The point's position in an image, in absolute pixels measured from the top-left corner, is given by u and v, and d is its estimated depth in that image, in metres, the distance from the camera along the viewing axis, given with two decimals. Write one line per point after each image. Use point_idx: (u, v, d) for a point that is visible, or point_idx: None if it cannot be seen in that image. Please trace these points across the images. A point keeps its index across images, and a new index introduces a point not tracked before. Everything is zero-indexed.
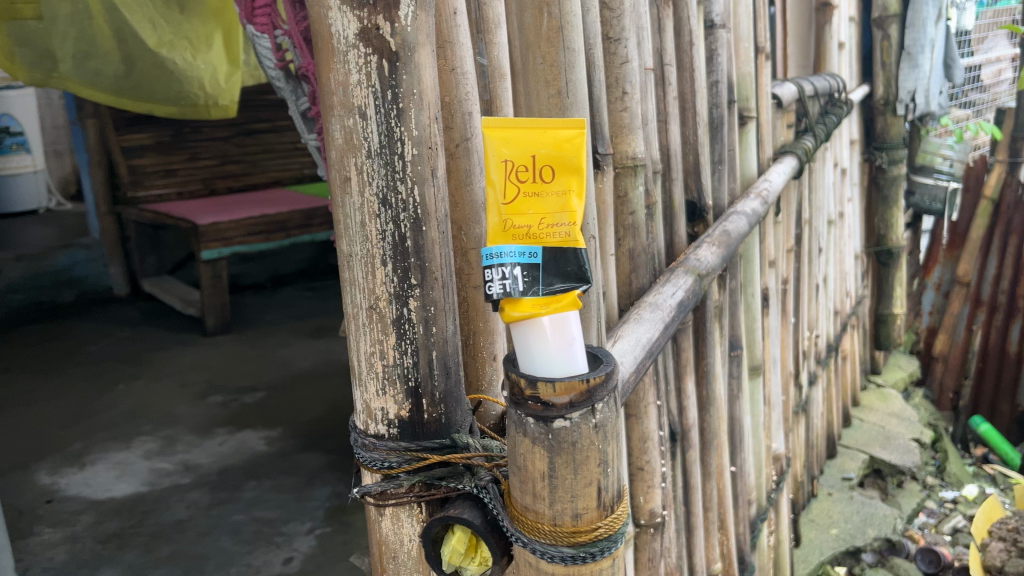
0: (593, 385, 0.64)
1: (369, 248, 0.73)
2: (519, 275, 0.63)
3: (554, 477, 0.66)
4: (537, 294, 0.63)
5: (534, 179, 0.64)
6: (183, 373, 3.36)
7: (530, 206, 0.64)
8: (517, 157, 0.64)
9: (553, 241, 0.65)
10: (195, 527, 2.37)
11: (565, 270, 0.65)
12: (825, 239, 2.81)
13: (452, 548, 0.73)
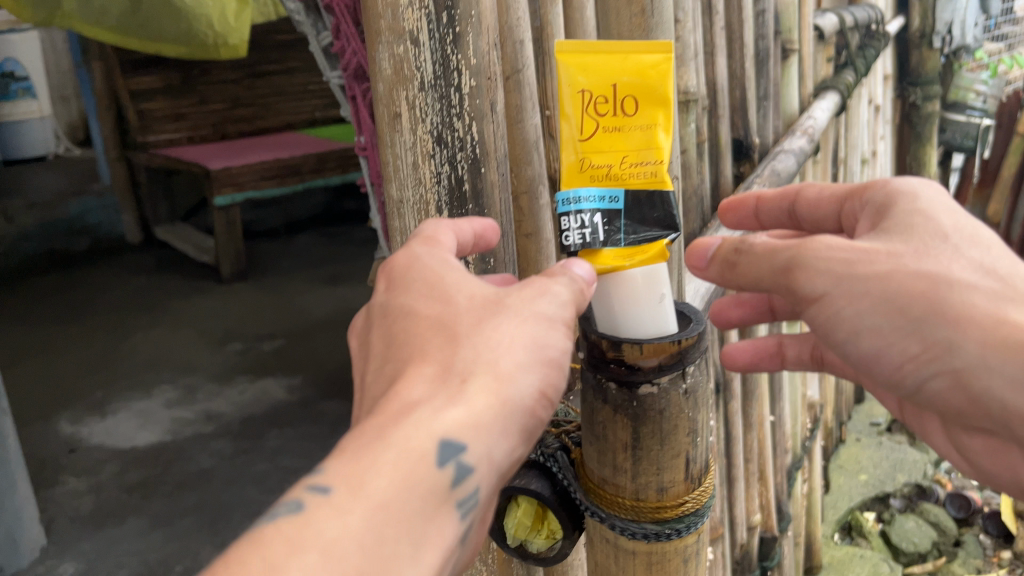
0: (685, 346, 0.57)
1: (422, 193, 0.66)
2: (598, 223, 0.58)
3: (638, 448, 0.60)
4: (618, 245, 0.59)
5: (614, 113, 0.58)
6: (200, 321, 3.31)
7: (609, 143, 0.58)
8: (596, 86, 0.57)
9: (636, 183, 0.59)
10: (219, 476, 2.34)
11: (644, 215, 0.59)
12: (858, 179, 2.70)
13: (517, 521, 0.68)
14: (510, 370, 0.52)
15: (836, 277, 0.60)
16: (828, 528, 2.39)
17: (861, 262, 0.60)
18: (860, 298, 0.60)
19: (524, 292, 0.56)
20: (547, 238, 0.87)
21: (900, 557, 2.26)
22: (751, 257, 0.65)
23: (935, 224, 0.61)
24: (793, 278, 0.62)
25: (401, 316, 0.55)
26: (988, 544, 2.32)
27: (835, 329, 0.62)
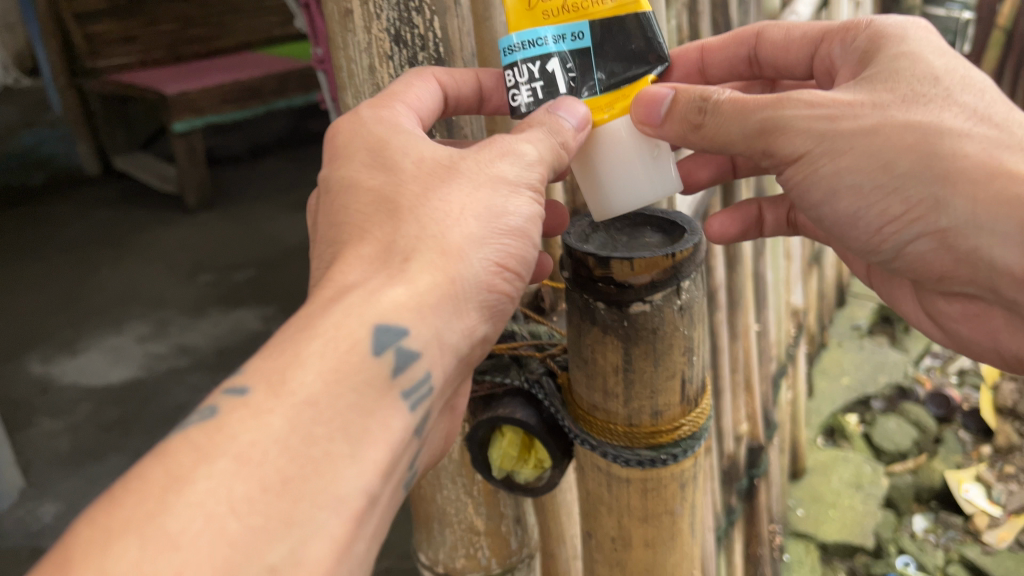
0: (679, 260, 0.56)
1: (380, 96, 0.63)
2: (570, 64, 0.61)
3: (630, 370, 0.60)
4: (595, 95, 0.63)
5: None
6: (168, 254, 3.22)
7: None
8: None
9: (601, 12, 0.61)
10: (199, 409, 2.30)
11: (617, 47, 0.62)
12: None
13: (502, 452, 0.67)
14: (461, 241, 0.54)
15: (818, 135, 0.62)
16: (811, 432, 2.38)
17: (837, 118, 0.61)
18: (833, 153, 0.62)
19: (479, 157, 0.57)
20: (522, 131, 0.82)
21: (882, 457, 2.26)
22: (719, 108, 0.64)
23: (904, 70, 0.63)
24: (771, 139, 0.63)
25: (343, 191, 0.57)
26: (969, 440, 2.32)
27: (813, 185, 0.64)
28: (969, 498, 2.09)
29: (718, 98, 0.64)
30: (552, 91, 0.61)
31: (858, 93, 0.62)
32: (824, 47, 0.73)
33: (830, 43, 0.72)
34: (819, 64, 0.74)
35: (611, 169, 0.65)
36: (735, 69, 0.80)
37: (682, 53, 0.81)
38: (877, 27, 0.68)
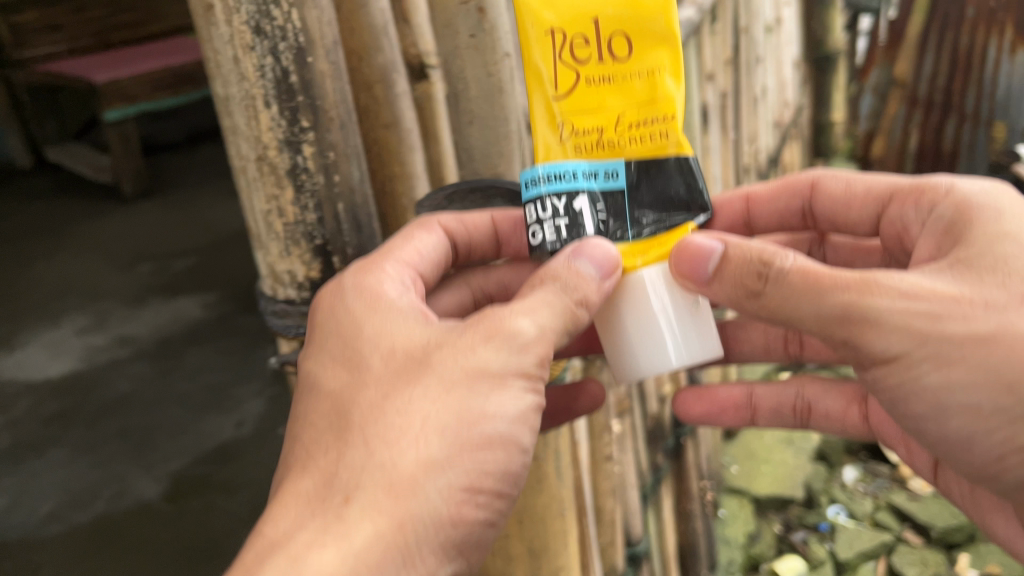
0: None
1: (247, 88, 0.62)
2: (603, 208, 0.59)
3: None
4: (630, 241, 0.60)
5: (602, 58, 0.57)
6: (106, 245, 3.20)
7: (601, 102, 0.58)
8: (570, 27, 0.56)
9: (641, 151, 0.59)
10: (140, 399, 2.31)
11: (653, 191, 0.60)
12: (763, 48, 2.58)
13: None
14: (421, 461, 0.52)
15: (918, 337, 0.53)
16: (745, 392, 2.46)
17: (934, 318, 0.53)
18: (926, 355, 0.54)
19: (456, 347, 0.56)
20: (411, 128, 0.83)
21: None
22: (781, 286, 0.56)
23: (1003, 238, 0.55)
24: (855, 329, 0.54)
25: (315, 389, 0.58)
26: None
27: (891, 373, 0.56)
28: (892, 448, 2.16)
29: (783, 272, 0.55)
30: (579, 232, 0.58)
31: (955, 276, 0.55)
32: (893, 208, 0.68)
33: (900, 204, 0.67)
34: (886, 226, 0.70)
35: (636, 324, 0.61)
36: (786, 221, 0.79)
37: (727, 201, 0.80)
38: (967, 192, 0.61)
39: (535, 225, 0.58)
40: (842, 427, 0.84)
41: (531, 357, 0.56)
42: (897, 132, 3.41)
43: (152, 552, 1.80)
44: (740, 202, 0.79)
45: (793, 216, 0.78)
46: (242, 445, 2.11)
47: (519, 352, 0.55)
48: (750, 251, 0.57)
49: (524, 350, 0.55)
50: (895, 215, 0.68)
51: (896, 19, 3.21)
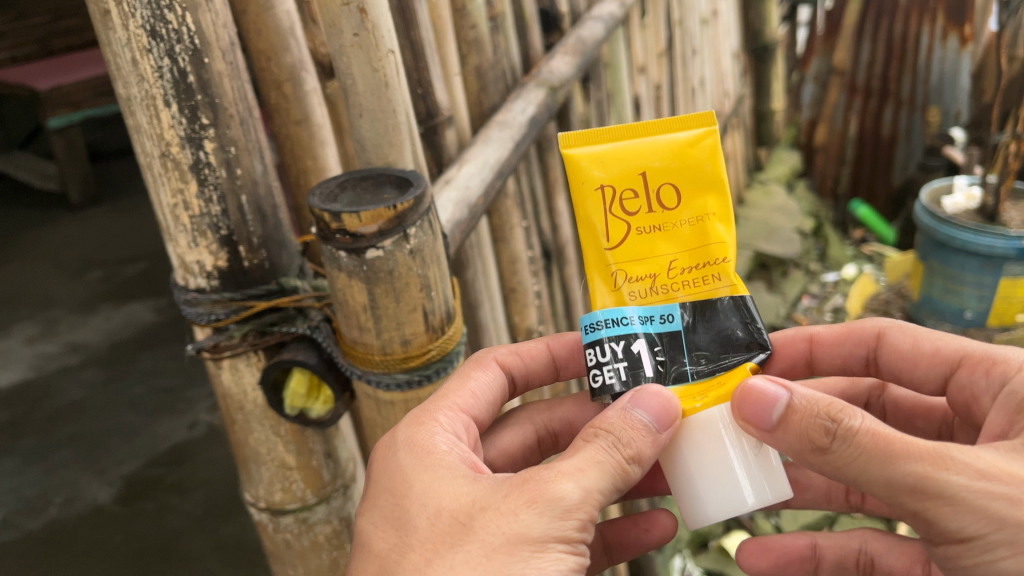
0: (402, 211, 0.66)
1: (146, 88, 0.66)
2: (652, 344, 0.67)
3: (376, 307, 0.70)
4: (686, 380, 0.66)
5: (648, 208, 0.67)
6: (55, 253, 3.18)
7: (652, 249, 0.67)
8: (619, 181, 0.66)
9: (692, 292, 0.68)
10: (92, 405, 2.31)
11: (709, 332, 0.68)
12: (699, 40, 2.63)
13: (293, 391, 0.78)
14: None
15: (996, 520, 0.56)
16: None
17: (1014, 499, 0.56)
18: (1004, 541, 0.56)
19: (500, 511, 0.57)
20: (320, 123, 0.89)
21: None
22: (850, 447, 0.59)
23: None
24: (930, 503, 0.57)
25: (369, 545, 0.61)
26: None
27: (963, 546, 0.58)
28: None
29: (853, 430, 0.59)
30: (638, 370, 0.66)
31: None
32: (962, 373, 0.70)
33: (969, 370, 0.70)
34: (955, 391, 0.71)
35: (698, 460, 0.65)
36: (850, 366, 0.80)
37: (791, 341, 0.80)
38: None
39: (597, 366, 0.66)
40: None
41: (572, 522, 0.57)
42: (838, 120, 3.48)
43: (106, 554, 1.82)
44: (804, 342, 0.80)
45: (855, 363, 0.79)
46: (196, 446, 2.13)
47: (563, 514, 0.57)
48: (821, 403, 0.61)
49: (569, 512, 0.57)
50: (962, 382, 0.70)
51: (831, 10, 3.29)
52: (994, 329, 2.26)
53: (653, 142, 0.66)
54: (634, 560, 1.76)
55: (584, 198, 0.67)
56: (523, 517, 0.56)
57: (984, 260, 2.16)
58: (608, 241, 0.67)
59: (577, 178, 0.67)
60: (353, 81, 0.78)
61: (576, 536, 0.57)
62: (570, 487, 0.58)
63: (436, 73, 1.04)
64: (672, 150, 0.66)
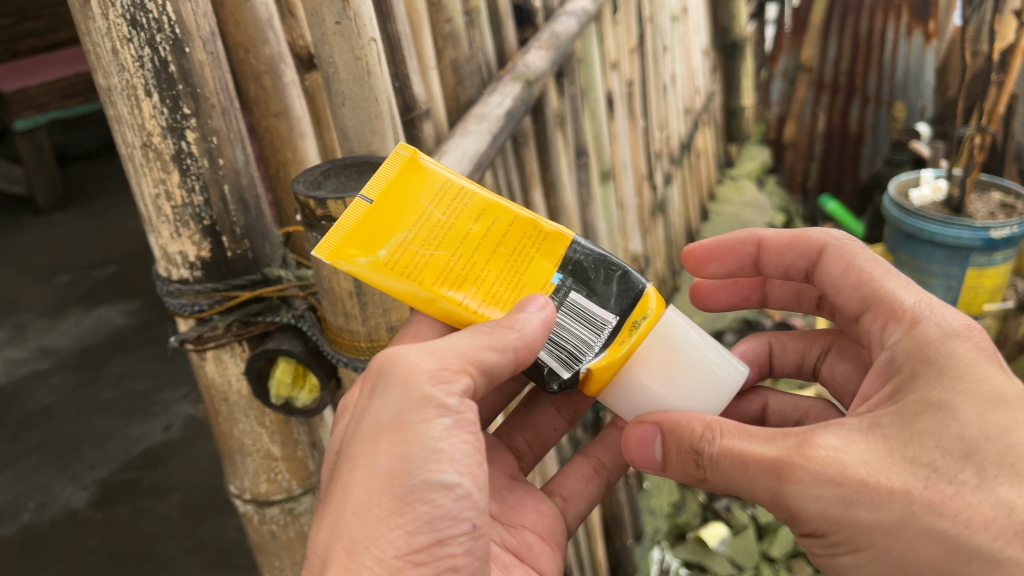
0: None
1: (127, 78, 0.67)
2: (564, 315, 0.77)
3: (362, 295, 0.72)
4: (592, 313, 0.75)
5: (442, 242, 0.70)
6: (22, 258, 3.13)
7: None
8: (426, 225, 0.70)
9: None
10: (64, 410, 2.28)
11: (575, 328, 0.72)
12: (669, 37, 2.65)
13: (279, 380, 0.79)
14: (356, 504, 0.60)
15: (833, 516, 0.63)
16: None
17: (842, 497, 0.62)
18: (836, 528, 0.64)
19: (373, 408, 0.64)
20: (300, 114, 0.89)
21: None
22: (717, 471, 0.68)
23: (935, 402, 0.64)
24: (784, 506, 0.65)
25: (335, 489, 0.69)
26: None
27: (818, 543, 0.67)
28: None
29: (711, 454, 0.68)
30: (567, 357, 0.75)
31: (866, 447, 0.64)
32: (869, 317, 0.76)
33: (874, 317, 0.75)
34: (864, 329, 0.77)
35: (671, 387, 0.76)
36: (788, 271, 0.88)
37: (741, 242, 0.91)
38: (928, 333, 0.69)
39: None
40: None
41: (422, 393, 0.63)
42: (806, 115, 3.52)
43: (81, 559, 1.79)
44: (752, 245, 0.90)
45: (796, 272, 0.88)
46: (170, 449, 2.11)
47: (418, 383, 0.63)
48: (685, 430, 0.70)
49: (423, 378, 0.63)
50: (868, 326, 0.76)
51: (798, 7, 3.33)
52: (961, 318, 2.29)
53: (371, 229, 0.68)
54: (613, 554, 1.78)
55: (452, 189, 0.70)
56: (386, 403, 0.63)
57: (950, 251, 2.20)
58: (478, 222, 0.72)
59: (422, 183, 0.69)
60: (335, 68, 0.79)
61: (441, 399, 0.63)
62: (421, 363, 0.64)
63: (412, 66, 1.04)
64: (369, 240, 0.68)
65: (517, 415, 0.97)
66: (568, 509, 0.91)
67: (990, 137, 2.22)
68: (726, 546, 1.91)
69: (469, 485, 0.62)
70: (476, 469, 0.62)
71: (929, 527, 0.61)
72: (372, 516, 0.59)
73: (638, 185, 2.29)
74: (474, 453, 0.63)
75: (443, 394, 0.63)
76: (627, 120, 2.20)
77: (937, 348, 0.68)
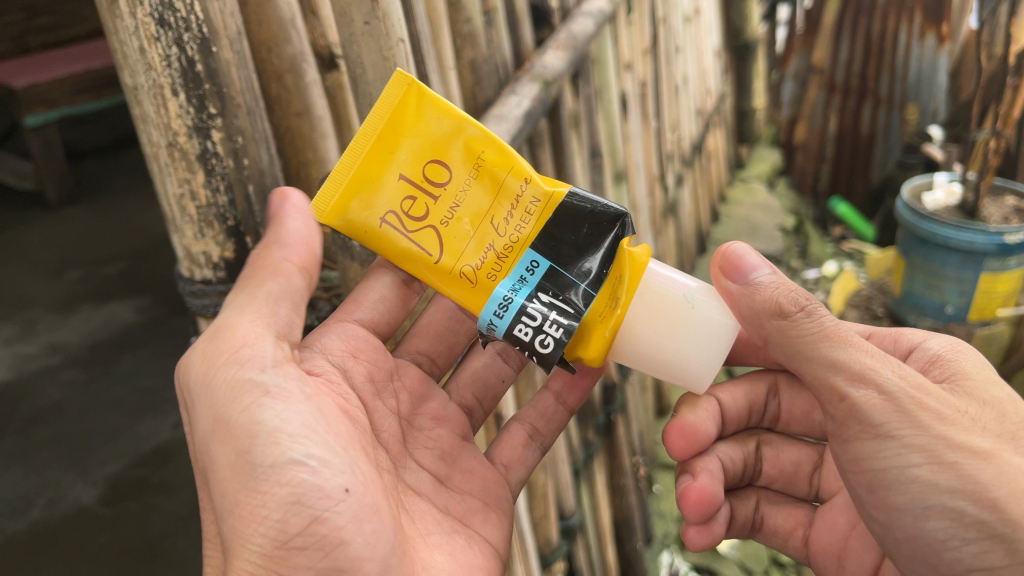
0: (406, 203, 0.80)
1: (154, 77, 0.69)
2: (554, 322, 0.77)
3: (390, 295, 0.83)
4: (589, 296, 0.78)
5: (432, 202, 0.79)
6: (33, 253, 3.14)
7: (468, 237, 0.80)
8: (396, 204, 0.79)
9: (531, 233, 0.79)
10: (74, 406, 2.28)
11: (570, 237, 0.79)
12: (682, 38, 2.64)
13: None
14: (223, 499, 0.67)
15: (920, 422, 0.72)
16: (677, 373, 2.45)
17: (919, 399, 0.73)
18: (903, 421, 0.72)
19: (200, 417, 0.70)
20: (321, 114, 0.88)
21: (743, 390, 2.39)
22: (805, 327, 0.75)
23: (995, 398, 0.77)
24: (863, 389, 0.73)
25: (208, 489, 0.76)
26: None
27: (860, 425, 0.74)
28: None
29: (818, 314, 0.76)
30: (571, 317, 0.76)
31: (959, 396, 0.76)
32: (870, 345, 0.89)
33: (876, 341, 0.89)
34: None
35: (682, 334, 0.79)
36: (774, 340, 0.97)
37: None
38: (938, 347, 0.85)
39: (530, 342, 0.76)
40: (785, 544, 1.00)
41: (232, 383, 0.69)
42: (817, 118, 3.50)
43: (91, 555, 1.79)
44: None
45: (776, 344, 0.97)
46: (181, 445, 2.11)
47: (223, 376, 0.69)
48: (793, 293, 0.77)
49: (226, 369, 0.69)
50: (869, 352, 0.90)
51: (811, 8, 3.32)
52: (974, 323, 2.27)
53: (392, 143, 0.77)
54: (624, 557, 1.76)
55: (393, 239, 0.80)
56: (205, 408, 0.69)
57: (964, 256, 2.18)
58: (421, 253, 0.80)
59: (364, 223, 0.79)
60: (363, 70, 0.88)
61: (256, 376, 0.69)
62: (219, 353, 0.70)
63: (431, 66, 1.02)
64: (393, 142, 0.77)
65: (470, 368, 0.95)
66: (511, 471, 0.94)
67: (1005, 142, 2.19)
68: (736, 551, 1.90)
69: (318, 454, 0.68)
70: (317, 435, 0.69)
71: (1012, 470, 0.70)
72: (241, 513, 0.66)
73: (650, 186, 2.27)
74: (308, 417, 0.69)
75: (252, 371, 0.69)
76: (640, 121, 2.19)
77: (970, 366, 0.81)
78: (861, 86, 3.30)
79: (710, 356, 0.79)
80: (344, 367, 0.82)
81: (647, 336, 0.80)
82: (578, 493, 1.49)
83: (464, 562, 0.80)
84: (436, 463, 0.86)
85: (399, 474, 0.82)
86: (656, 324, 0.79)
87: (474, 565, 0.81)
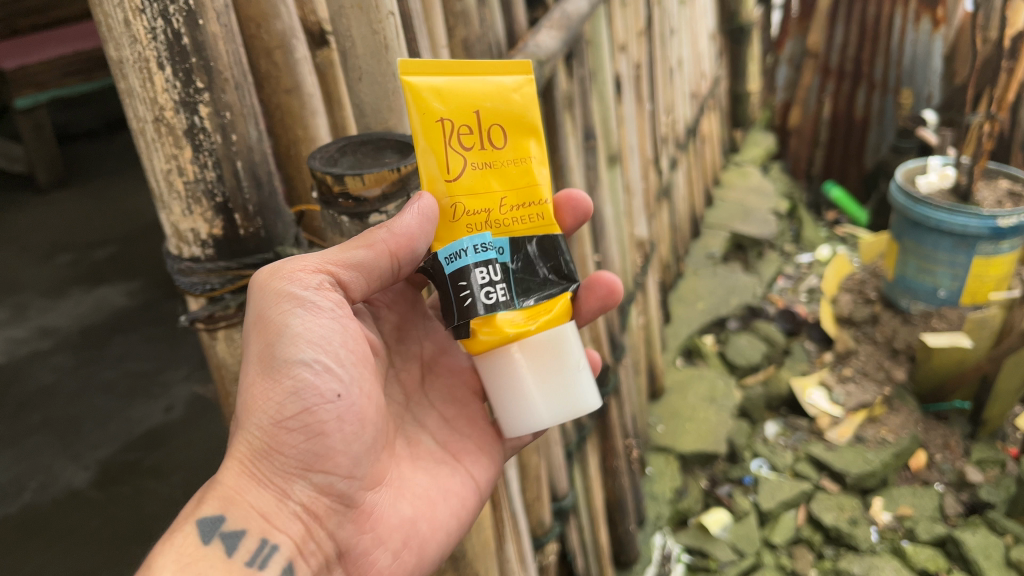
0: (403, 175, 0.73)
1: (140, 50, 0.69)
2: (499, 284, 0.70)
3: None
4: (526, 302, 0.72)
5: (482, 148, 0.73)
6: (23, 237, 3.11)
7: (485, 188, 0.73)
8: (458, 121, 0.71)
9: (524, 228, 0.75)
10: (65, 390, 2.27)
11: (536, 257, 0.75)
12: (677, 20, 2.63)
13: None
14: (242, 389, 0.70)
15: None
16: (670, 355, 2.45)
17: None
18: None
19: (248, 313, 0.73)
20: (311, 92, 0.87)
21: (735, 371, 2.40)
22: None
23: None
24: None
25: None
26: (813, 350, 2.56)
27: None
28: (812, 402, 2.28)
29: None
30: (512, 296, 0.71)
31: None
32: None
33: None
34: None
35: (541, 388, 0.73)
36: None
37: None
38: None
39: (477, 289, 0.69)
40: None
41: (278, 294, 0.70)
42: (811, 102, 3.49)
43: (84, 538, 1.78)
44: None
45: None
46: (172, 430, 2.10)
47: (273, 286, 0.70)
48: None
49: (278, 278, 0.70)
50: None
51: None
52: (968, 308, 2.26)
53: (488, 89, 0.73)
54: (616, 539, 1.76)
55: (433, 148, 0.70)
56: (249, 304, 0.71)
57: (957, 239, 2.19)
58: (439, 174, 0.71)
59: (425, 117, 0.70)
60: (353, 43, 0.89)
61: (300, 292, 0.70)
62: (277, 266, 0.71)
63: (424, 45, 1.01)
64: (498, 95, 0.73)
65: None
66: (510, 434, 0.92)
67: (999, 125, 2.18)
68: (727, 533, 1.93)
69: (329, 364, 0.70)
70: (332, 347, 0.70)
71: None
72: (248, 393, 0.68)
73: (644, 169, 2.27)
74: (331, 334, 0.71)
75: (297, 286, 0.70)
76: (635, 103, 2.17)
77: None
78: (856, 70, 3.29)
79: (571, 403, 0.74)
80: (376, 314, 0.87)
81: (531, 365, 0.73)
82: (570, 475, 1.49)
83: (449, 493, 0.82)
84: (444, 406, 0.89)
85: (407, 410, 0.86)
86: (540, 356, 0.73)
87: (459, 501, 0.83)
